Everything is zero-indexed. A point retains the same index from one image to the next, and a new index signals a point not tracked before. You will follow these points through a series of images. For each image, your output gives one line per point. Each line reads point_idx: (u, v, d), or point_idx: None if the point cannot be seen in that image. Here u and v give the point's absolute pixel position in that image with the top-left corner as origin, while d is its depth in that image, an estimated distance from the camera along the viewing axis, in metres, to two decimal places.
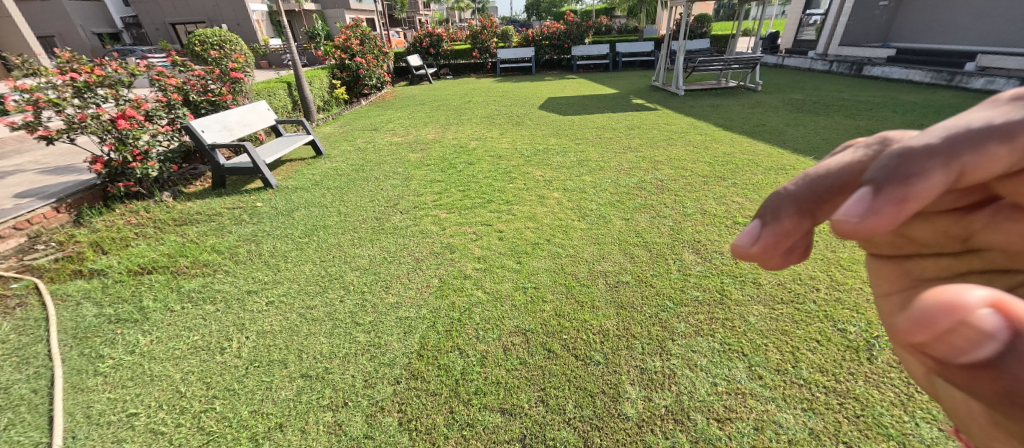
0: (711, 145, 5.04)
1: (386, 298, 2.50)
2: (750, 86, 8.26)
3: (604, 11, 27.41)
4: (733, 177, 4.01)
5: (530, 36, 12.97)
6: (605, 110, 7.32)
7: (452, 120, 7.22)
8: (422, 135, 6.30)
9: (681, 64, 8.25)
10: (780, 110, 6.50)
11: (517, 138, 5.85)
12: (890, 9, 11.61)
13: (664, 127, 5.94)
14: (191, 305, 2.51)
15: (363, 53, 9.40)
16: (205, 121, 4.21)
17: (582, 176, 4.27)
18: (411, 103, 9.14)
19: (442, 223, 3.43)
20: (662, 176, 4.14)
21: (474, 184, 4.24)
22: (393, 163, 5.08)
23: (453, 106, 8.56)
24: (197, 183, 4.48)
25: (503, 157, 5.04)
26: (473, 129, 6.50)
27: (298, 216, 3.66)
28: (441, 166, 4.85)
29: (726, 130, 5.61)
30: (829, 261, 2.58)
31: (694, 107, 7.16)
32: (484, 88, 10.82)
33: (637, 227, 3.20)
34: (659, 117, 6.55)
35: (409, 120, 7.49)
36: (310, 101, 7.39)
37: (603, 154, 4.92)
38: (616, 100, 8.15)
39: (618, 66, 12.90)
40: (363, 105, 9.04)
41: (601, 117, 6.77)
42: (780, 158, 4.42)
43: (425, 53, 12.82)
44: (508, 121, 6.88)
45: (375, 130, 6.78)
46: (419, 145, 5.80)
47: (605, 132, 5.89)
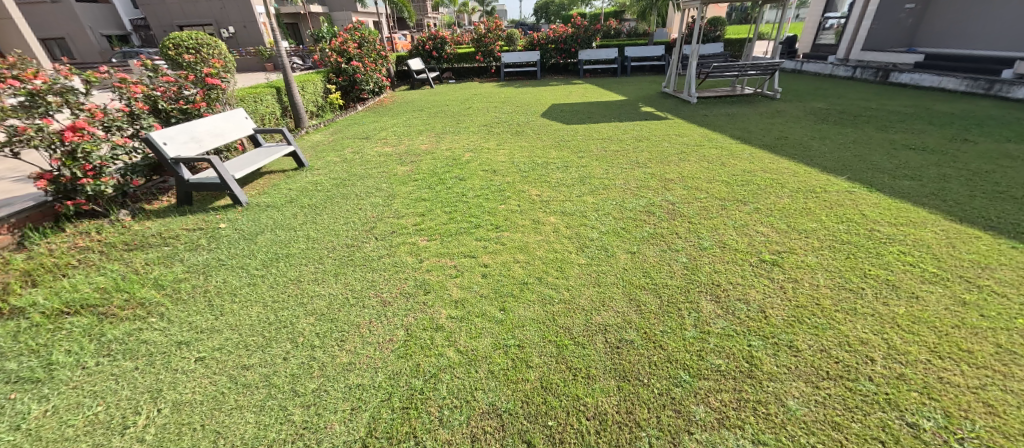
0: (728, 161, 4.56)
1: (338, 356, 2.06)
2: (768, 94, 7.74)
3: (613, 14, 27.07)
4: (755, 201, 3.53)
5: (535, 40, 12.57)
6: (611, 119, 6.86)
7: (448, 128, 6.82)
8: (415, 145, 5.91)
9: (694, 70, 7.75)
10: (802, 120, 5.99)
11: (516, 150, 5.42)
12: (917, 12, 10.97)
13: (676, 140, 5.46)
14: (107, 361, 2.10)
15: (361, 57, 9.05)
16: (169, 133, 3.83)
17: (583, 197, 3.82)
18: (409, 109, 8.76)
19: (420, 252, 3.00)
20: (673, 198, 3.68)
21: (463, 204, 3.82)
22: (379, 176, 4.68)
23: (452, 113, 8.17)
24: (162, 200, 4.11)
25: (499, 172, 4.62)
26: (470, 139, 6.08)
27: (262, 242, 3.26)
28: (430, 181, 4.44)
29: (744, 143, 5.12)
30: (881, 319, 2.10)
31: (707, 116, 6.68)
32: (487, 93, 10.41)
33: (643, 263, 2.74)
34: (670, 127, 6.07)
35: (404, 128, 7.10)
36: (301, 107, 7.03)
37: (607, 171, 4.47)
38: (624, 107, 7.68)
39: (626, 71, 12.43)
40: (359, 111, 8.69)
41: (607, 127, 6.31)
42: (808, 178, 3.92)
43: (428, 56, 12.51)
44: (508, 130, 6.46)
45: (367, 139, 6.40)
46: (409, 156, 5.41)
47: (611, 144, 5.43)
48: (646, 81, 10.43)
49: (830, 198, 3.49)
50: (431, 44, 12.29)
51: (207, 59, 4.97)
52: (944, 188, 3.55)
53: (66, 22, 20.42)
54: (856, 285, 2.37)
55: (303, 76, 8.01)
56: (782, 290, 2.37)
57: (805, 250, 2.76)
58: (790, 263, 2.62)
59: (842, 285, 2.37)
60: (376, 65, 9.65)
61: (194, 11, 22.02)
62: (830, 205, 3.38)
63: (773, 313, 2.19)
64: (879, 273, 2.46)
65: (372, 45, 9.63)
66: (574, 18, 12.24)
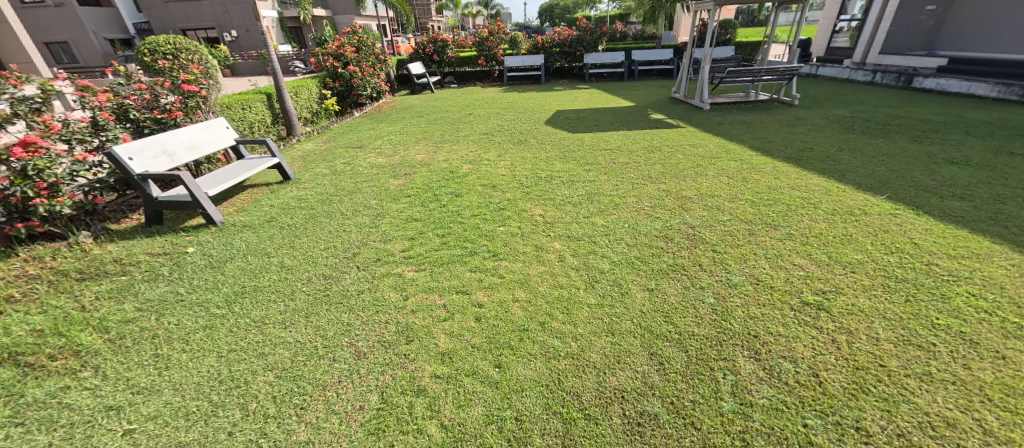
0: (750, 175, 4.16)
1: (295, 432, 1.69)
2: (786, 100, 7.32)
3: (618, 17, 26.74)
4: (786, 225, 3.13)
5: (540, 43, 12.22)
6: (620, 126, 6.48)
7: (447, 136, 6.48)
8: (410, 156, 5.56)
9: (707, 75, 7.34)
10: (826, 129, 5.58)
11: (517, 161, 5.04)
12: (938, 13, 10.52)
13: (690, 150, 5.06)
14: (18, 434, 1.74)
15: (359, 62, 8.72)
16: (136, 147, 3.47)
17: (592, 217, 3.44)
18: (407, 116, 8.43)
19: (406, 287, 2.62)
20: (693, 221, 3.28)
21: (457, 226, 3.44)
22: (370, 191, 4.32)
23: (452, 119, 7.82)
24: (131, 218, 3.77)
25: (499, 187, 4.25)
26: (470, 148, 5.72)
27: (230, 271, 2.89)
28: (423, 197, 4.08)
29: (765, 155, 4.72)
30: (967, 390, 1.71)
31: (722, 124, 6.27)
32: (490, 98, 10.06)
33: (664, 304, 2.34)
34: (683, 136, 5.68)
35: (400, 136, 6.76)
36: (293, 114, 6.70)
37: (617, 187, 4.08)
38: (632, 114, 7.29)
39: (633, 75, 12.04)
40: (356, 117, 8.36)
41: (616, 136, 5.92)
42: (843, 197, 3.51)
43: (429, 60, 12.19)
44: (510, 139, 6.08)
45: (360, 149, 6.06)
46: (404, 168, 5.05)
47: (621, 155, 5.03)
48: (654, 86, 10.03)
49: (872, 223, 3.08)
50: (432, 47, 11.97)
51: (186, 66, 4.63)
52: (1002, 211, 3.14)
53: (70, 26, 20.29)
54: (925, 339, 1.97)
55: (297, 81, 7.68)
56: (835, 345, 1.98)
57: (854, 290, 2.35)
58: (839, 308, 2.22)
59: (909, 339, 1.98)
60: (375, 70, 9.33)
61: (197, 15, 21.86)
62: (874, 231, 2.97)
63: (829, 378, 1.80)
64: (949, 323, 2.06)
65: (370, 50, 9.31)
66: (580, 21, 11.88)
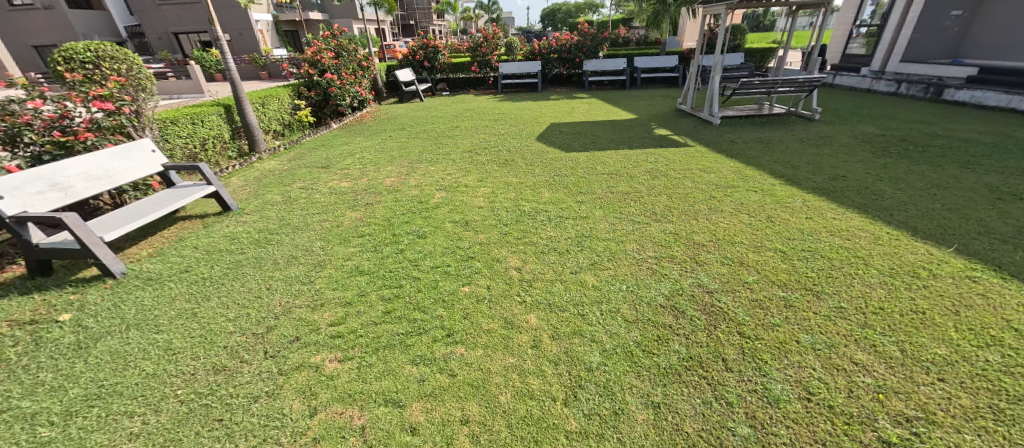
0: (776, 213, 3.44)
1: None
2: (804, 115, 6.61)
3: (622, 22, 26.22)
4: (832, 292, 2.40)
5: (537, 49, 11.55)
6: (620, 144, 5.77)
7: (425, 154, 5.81)
8: (379, 179, 4.88)
9: (716, 86, 6.63)
10: (857, 152, 4.85)
11: (499, 189, 4.34)
12: (964, 20, 9.80)
13: (700, 177, 4.35)
14: None
15: (338, 69, 8.06)
16: (12, 181, 2.76)
17: (580, 275, 2.72)
18: (389, 128, 7.76)
19: (318, 391, 1.90)
20: (710, 283, 2.56)
21: (411, 283, 2.73)
22: (319, 227, 3.63)
23: (437, 132, 7.14)
24: (17, 266, 3.08)
25: (473, 224, 3.54)
26: (449, 170, 5.03)
27: (96, 356, 2.18)
28: (379, 238, 3.38)
29: (790, 184, 4.00)
30: None
31: (736, 142, 5.55)
32: (481, 108, 9.39)
33: (676, 437, 1.62)
34: (692, 158, 4.97)
35: (376, 153, 6.08)
36: (255, 128, 6.02)
37: (613, 227, 3.37)
38: (634, 129, 6.59)
39: (635, 82, 11.34)
40: (333, 129, 7.70)
41: (615, 157, 5.21)
42: (898, 249, 2.79)
43: (420, 66, 11.56)
44: (496, 159, 5.38)
45: (326, 169, 5.37)
46: (367, 196, 4.37)
47: (620, 183, 4.33)
48: (657, 96, 9.32)
49: (945, 291, 2.36)
50: (423, 53, 11.32)
51: (106, 78, 3.98)
52: None
53: (59, 29, 19.65)
54: None
55: (267, 90, 7.02)
56: None
57: (951, 418, 1.64)
58: None
59: None
60: (357, 78, 8.66)
61: (189, 18, 21.29)
62: (952, 305, 2.25)
63: None
64: None
65: (352, 56, 8.66)
66: (580, 26, 11.21)
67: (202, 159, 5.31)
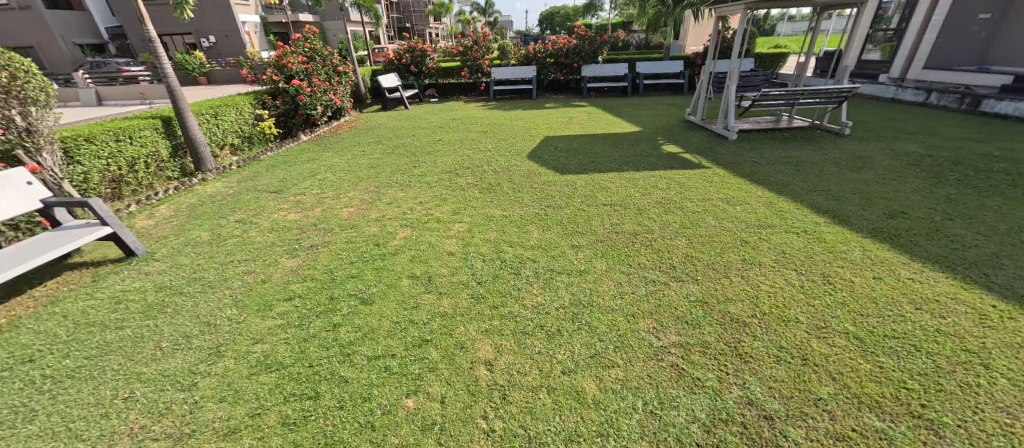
0: (831, 269, 2.64)
1: None
2: (831, 129, 5.84)
3: (621, 26, 25.66)
4: (954, 427, 1.61)
5: (531, 53, 10.77)
6: (623, 163, 4.97)
7: (398, 175, 5.00)
8: (336, 209, 4.06)
9: (732, 95, 5.84)
10: (907, 178, 4.07)
11: (477, 225, 3.53)
12: (992, 24, 9.09)
13: (723, 211, 3.56)
14: None
15: (308, 74, 7.25)
16: None
17: (575, 379, 1.91)
18: (365, 140, 6.95)
19: None
20: (767, 400, 1.75)
21: (332, 390, 1.91)
22: (239, 282, 2.81)
23: (416, 146, 6.35)
24: None
25: (437, 281, 2.73)
26: (421, 198, 4.22)
27: None
28: (312, 303, 2.56)
29: (838, 224, 3.21)
30: None
31: (759, 162, 4.76)
32: (470, 117, 8.60)
33: None
34: (710, 184, 4.18)
35: (342, 172, 5.27)
36: (200, 144, 5.21)
37: (619, 288, 2.56)
38: (639, 144, 5.79)
39: (637, 89, 10.58)
40: (301, 142, 6.89)
41: (618, 181, 4.41)
42: (1021, 340, 1.99)
43: (406, 71, 10.77)
44: (479, 182, 4.59)
45: (278, 193, 4.55)
46: (315, 234, 3.55)
47: (625, 218, 3.54)
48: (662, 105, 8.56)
49: None
50: (409, 58, 10.53)
51: None
52: None
53: (37, 30, 18.77)
54: None
55: (222, 98, 6.19)
56: None
57: None
58: None
59: None
60: (331, 84, 7.83)
61: (173, 19, 20.39)
62: None
63: None
64: None
65: (327, 61, 7.84)
66: (578, 28, 10.43)
67: (128, 181, 4.49)
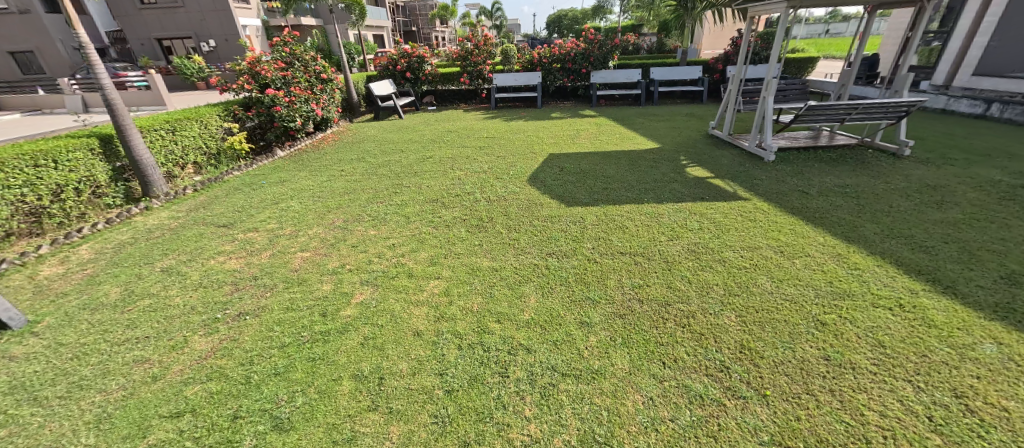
0: (964, 382, 1.80)
1: None
2: (886, 149, 4.96)
3: (631, 30, 24.89)
4: None
5: (536, 57, 9.99)
6: (642, 192, 4.15)
7: (374, 204, 4.24)
8: (289, 253, 3.30)
9: (769, 107, 4.97)
10: (1007, 219, 3.21)
11: (457, 284, 2.73)
12: None
13: (777, 267, 2.73)
14: None
15: (287, 82, 6.54)
16: None
17: None
18: (349, 156, 6.22)
19: None
20: None
21: None
22: (121, 381, 2.05)
23: (403, 165, 5.60)
24: None
25: (389, 387, 1.92)
26: (394, 239, 3.44)
27: None
28: (205, 429, 1.77)
29: (943, 294, 2.37)
30: None
31: (808, 192, 3.91)
32: (468, 128, 7.84)
33: None
34: (752, 224, 3.35)
35: (311, 198, 4.52)
36: (148, 165, 4.50)
37: (650, 410, 1.75)
38: (658, 165, 4.97)
39: (651, 97, 9.75)
40: (278, 158, 6.18)
41: (637, 217, 3.59)
42: None
43: (401, 78, 10.07)
44: (467, 217, 3.81)
45: (228, 229, 3.80)
46: (250, 292, 2.77)
47: (649, 276, 2.71)
48: (680, 115, 7.72)
49: None
50: (404, 63, 9.81)
51: None
52: None
53: (34, 34, 17.97)
54: None
55: (185, 111, 5.49)
56: None
57: None
58: None
59: None
60: (314, 93, 7.10)
61: (172, 23, 19.90)
62: None
63: None
64: None
65: (309, 67, 7.12)
66: (587, 31, 9.62)
67: (51, 212, 3.80)
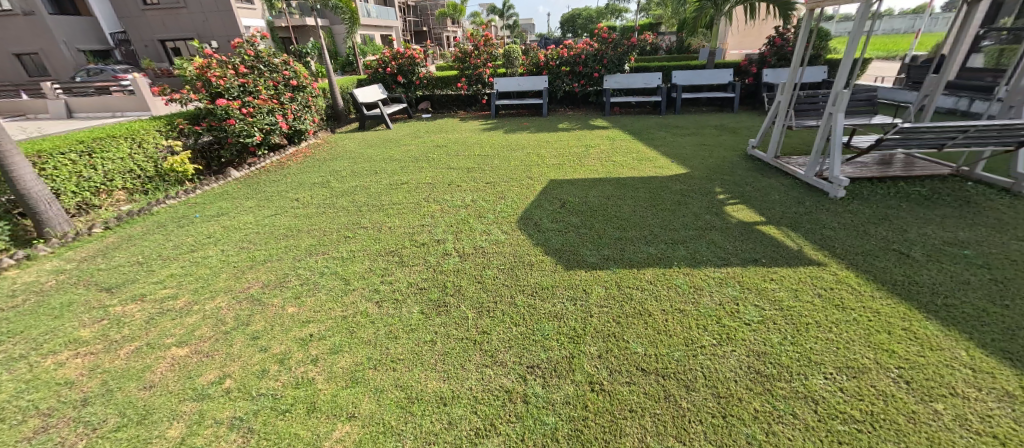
0: None
1: None
2: (995, 184, 3.76)
3: (647, 27, 23.64)
4: None
5: (542, 60, 8.91)
6: (668, 248, 3.05)
7: (313, 256, 3.24)
8: (163, 346, 2.29)
9: (841, 124, 3.77)
10: None
11: (377, 438, 1.70)
12: None
13: (911, 424, 1.64)
14: None
15: (247, 91, 5.62)
16: None
17: None
18: (315, 177, 5.29)
19: None
20: None
21: None
22: None
23: (369, 193, 4.60)
24: None
25: None
26: (315, 323, 2.42)
27: None
28: None
29: None
30: None
31: (907, 256, 2.78)
32: (460, 141, 6.83)
33: None
34: (841, 318, 2.24)
35: (241, 242, 3.53)
36: (41, 200, 3.59)
37: None
38: (688, 201, 3.85)
39: (671, 104, 8.60)
40: (232, 180, 5.27)
41: (663, 295, 2.51)
42: None
43: (393, 82, 9.13)
44: (427, 284, 2.77)
45: (108, 297, 2.82)
46: (61, 436, 1.78)
47: (696, 435, 1.64)
48: (708, 128, 6.56)
49: None
50: (396, 66, 8.87)
51: None
52: None
53: (39, 36, 17.49)
54: None
55: (115, 126, 4.59)
56: None
57: None
58: None
59: None
60: (283, 102, 6.17)
61: (176, 24, 19.07)
62: None
63: None
64: None
65: (276, 73, 6.18)
66: (599, 30, 8.51)
67: None
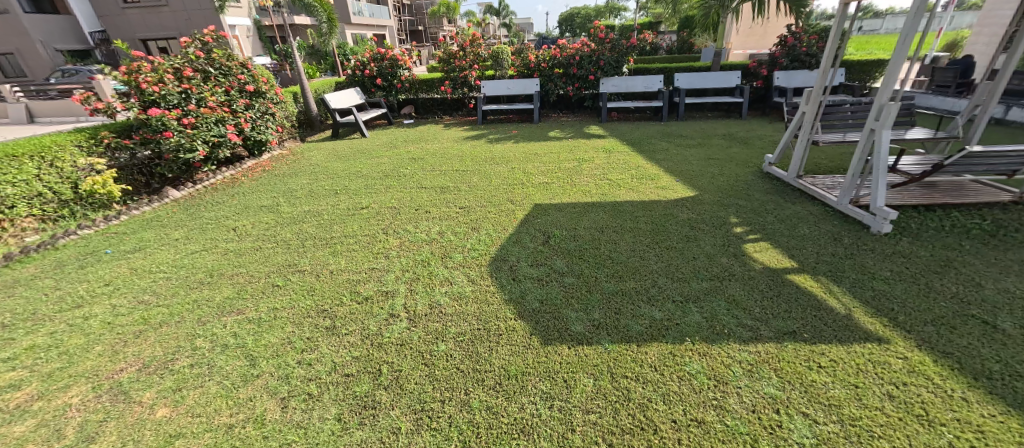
0: None
1: None
2: None
3: (646, 26, 23.00)
4: None
5: (533, 61, 8.22)
6: (677, 308, 2.36)
7: (223, 315, 2.53)
8: None
9: (886, 141, 3.07)
10: None
11: None
12: None
13: None
14: None
15: (191, 98, 4.92)
16: None
17: None
18: (265, 198, 4.59)
19: None
20: None
21: None
22: None
23: (322, 220, 3.90)
24: None
25: None
26: (183, 440, 1.73)
27: None
28: None
29: None
30: None
31: (994, 327, 2.10)
32: (440, 152, 6.13)
33: None
34: (932, 445, 1.55)
35: (143, 293, 2.82)
36: None
37: None
38: (699, 237, 3.16)
39: (674, 109, 7.91)
40: (170, 202, 4.56)
41: (672, 395, 1.82)
42: None
43: (372, 85, 8.42)
44: (357, 368, 2.07)
45: None
46: None
47: None
48: (715, 138, 5.87)
49: None
50: (374, 68, 8.15)
51: None
52: None
53: (14, 35, 16.64)
54: None
55: (21, 143, 3.89)
56: None
57: None
58: None
59: None
60: (237, 110, 5.46)
61: (158, 23, 18.27)
62: None
63: None
64: None
65: (228, 77, 5.48)
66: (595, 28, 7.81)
67: None
